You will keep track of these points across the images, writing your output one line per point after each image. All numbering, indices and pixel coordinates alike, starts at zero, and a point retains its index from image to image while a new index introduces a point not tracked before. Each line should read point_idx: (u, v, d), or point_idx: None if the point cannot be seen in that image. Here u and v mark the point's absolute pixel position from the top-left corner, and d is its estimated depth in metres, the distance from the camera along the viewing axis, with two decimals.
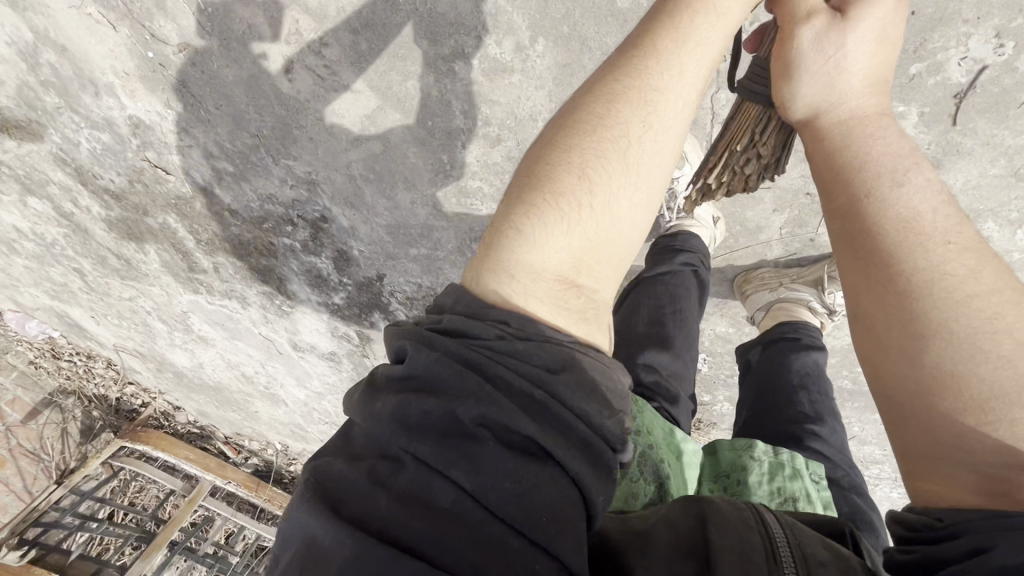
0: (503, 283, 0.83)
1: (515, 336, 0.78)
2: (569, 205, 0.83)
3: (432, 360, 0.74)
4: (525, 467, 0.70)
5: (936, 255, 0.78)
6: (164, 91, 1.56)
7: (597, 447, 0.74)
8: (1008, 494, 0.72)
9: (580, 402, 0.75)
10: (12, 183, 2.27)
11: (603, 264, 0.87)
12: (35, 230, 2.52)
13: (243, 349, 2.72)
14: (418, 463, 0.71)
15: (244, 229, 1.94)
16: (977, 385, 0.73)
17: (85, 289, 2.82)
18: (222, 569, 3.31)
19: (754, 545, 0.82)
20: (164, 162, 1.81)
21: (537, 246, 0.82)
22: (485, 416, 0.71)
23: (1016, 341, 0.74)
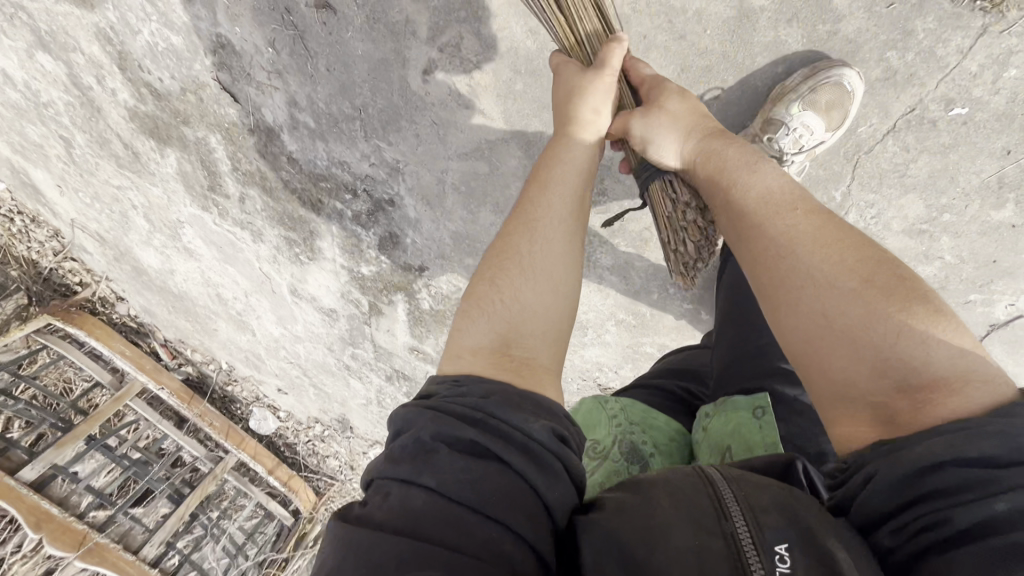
0: (459, 354, 1.01)
1: (460, 386, 0.93)
2: (489, 304, 1.04)
3: (403, 411, 0.89)
4: (477, 464, 0.81)
5: (784, 221, 1.06)
6: (273, 31, 1.47)
7: (540, 453, 0.84)
8: (894, 418, 0.85)
9: (514, 415, 0.86)
10: (24, 32, 2.01)
11: (529, 333, 1.02)
12: (28, 84, 2.24)
13: (231, 274, 2.62)
14: (401, 479, 0.81)
15: (295, 178, 1.88)
16: (846, 320, 0.91)
17: (64, 159, 2.56)
18: (137, 474, 3.26)
19: (700, 506, 0.80)
20: (235, 89, 1.70)
21: (468, 328, 1.03)
22: (439, 434, 0.84)
23: (860, 282, 0.93)
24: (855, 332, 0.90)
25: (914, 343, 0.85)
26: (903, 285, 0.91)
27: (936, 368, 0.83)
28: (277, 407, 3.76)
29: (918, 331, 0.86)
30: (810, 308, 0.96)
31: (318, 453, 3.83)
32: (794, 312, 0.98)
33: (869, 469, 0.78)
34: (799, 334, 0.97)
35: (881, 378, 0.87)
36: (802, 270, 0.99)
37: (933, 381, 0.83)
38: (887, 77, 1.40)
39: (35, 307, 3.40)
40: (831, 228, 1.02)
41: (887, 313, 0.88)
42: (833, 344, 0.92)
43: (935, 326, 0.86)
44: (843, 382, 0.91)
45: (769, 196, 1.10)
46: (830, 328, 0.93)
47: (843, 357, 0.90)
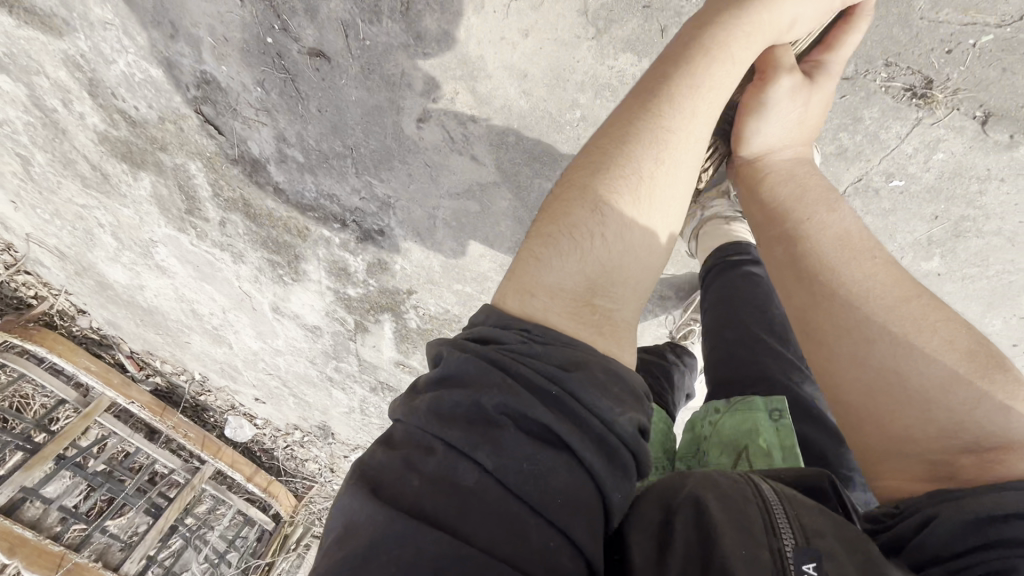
0: (536, 294, 0.94)
1: (534, 339, 0.88)
2: (583, 235, 0.97)
3: (469, 358, 0.84)
4: (544, 453, 0.78)
5: (857, 263, 1.11)
6: (263, 72, 1.49)
7: (609, 443, 0.81)
8: (951, 476, 0.90)
9: (593, 396, 0.82)
10: None
11: (617, 284, 0.98)
12: None
13: (208, 292, 2.60)
14: (450, 444, 0.78)
15: (281, 206, 1.89)
16: (916, 377, 0.97)
17: (21, 176, 2.45)
18: (112, 490, 3.23)
19: (752, 518, 0.83)
20: (219, 122, 1.70)
21: (548, 268, 0.96)
22: (507, 406, 0.79)
23: (941, 338, 0.99)
24: (925, 392, 0.96)
25: (985, 411, 0.92)
26: (989, 370, 0.95)
27: (1008, 433, 0.90)
28: (254, 415, 3.75)
29: (989, 404, 0.92)
30: (872, 362, 1.02)
31: (297, 458, 3.85)
32: (852, 365, 1.04)
33: (932, 510, 0.85)
34: (854, 376, 1.03)
35: (954, 437, 0.92)
36: (868, 317, 1.05)
37: (1008, 444, 0.89)
38: (839, 153, 1.48)
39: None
40: (903, 284, 1.07)
41: (964, 385, 0.94)
42: (900, 398, 0.98)
43: (1005, 398, 0.92)
44: (905, 436, 0.96)
45: (844, 237, 1.15)
46: (894, 384, 0.98)
47: (910, 413, 0.96)
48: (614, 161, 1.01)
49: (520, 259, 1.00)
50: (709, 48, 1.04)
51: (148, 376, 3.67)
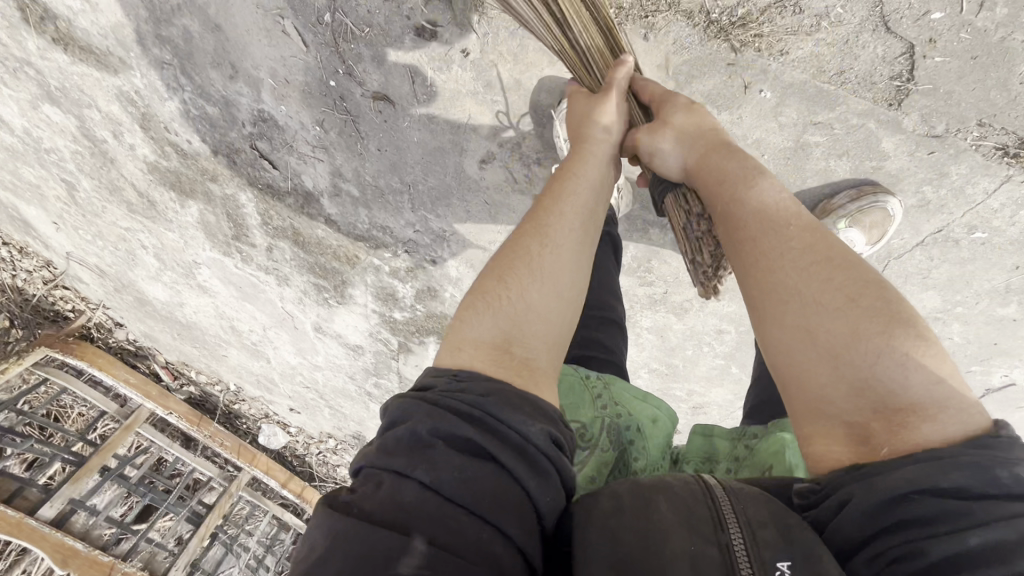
0: (461, 350, 0.89)
1: (462, 381, 0.83)
2: (496, 300, 0.92)
3: (397, 403, 0.82)
4: (472, 463, 0.75)
5: (778, 221, 0.99)
6: (323, 113, 1.49)
7: (534, 454, 0.77)
8: (869, 440, 0.80)
9: (515, 415, 0.79)
10: (29, 85, 1.93)
11: (534, 338, 0.92)
12: (28, 130, 2.16)
13: (250, 311, 2.63)
14: (393, 470, 0.75)
15: (331, 236, 1.91)
16: (825, 335, 0.87)
17: (65, 200, 2.48)
18: (154, 500, 3.30)
19: (697, 513, 0.75)
20: (274, 157, 1.71)
21: (470, 322, 0.91)
22: (442, 432, 0.76)
23: (846, 296, 0.88)
24: (838, 351, 0.85)
25: (896, 367, 0.81)
26: (893, 309, 0.86)
27: (921, 394, 0.79)
28: (288, 423, 3.81)
29: (910, 359, 0.81)
30: (783, 333, 0.91)
31: (329, 464, 3.89)
32: (779, 326, 0.92)
33: (842, 493, 0.75)
34: (779, 339, 0.92)
35: (859, 398, 0.82)
36: (787, 284, 0.93)
37: (909, 406, 0.79)
38: (922, 206, 1.51)
39: (19, 329, 3.31)
40: (816, 241, 0.96)
41: (874, 343, 0.83)
42: (812, 356, 0.87)
43: (920, 353, 0.82)
44: (818, 398, 0.86)
45: (769, 208, 1.01)
46: (806, 346, 0.88)
47: (822, 373, 0.86)
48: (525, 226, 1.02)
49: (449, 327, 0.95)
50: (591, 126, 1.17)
51: (182, 385, 3.70)
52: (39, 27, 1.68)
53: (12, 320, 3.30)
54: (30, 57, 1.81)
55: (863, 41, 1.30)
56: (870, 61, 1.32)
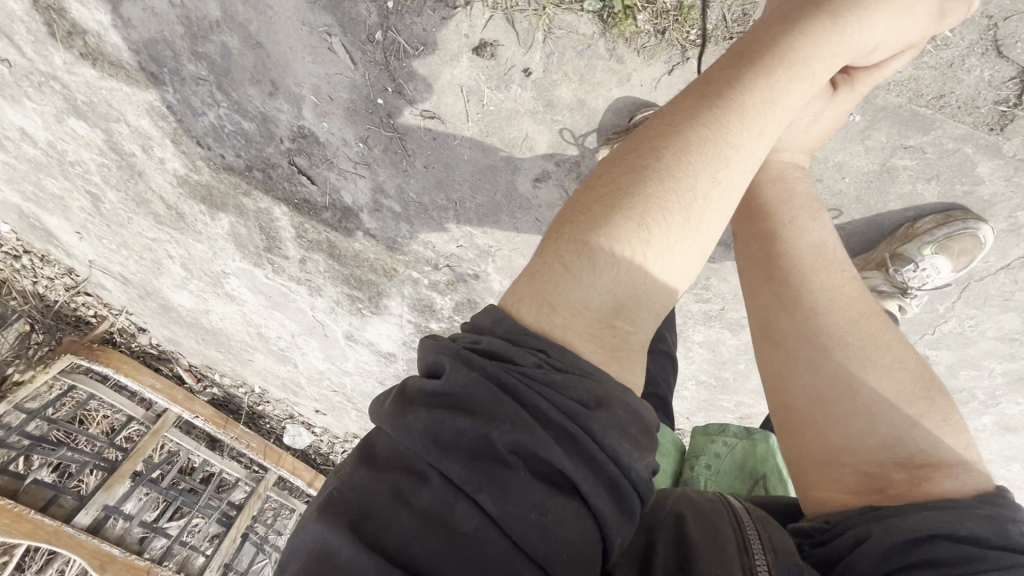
0: (558, 309, 0.80)
1: (551, 365, 0.74)
2: (625, 252, 0.81)
3: (473, 378, 0.70)
4: (550, 498, 0.68)
5: (820, 271, 1.14)
6: (368, 130, 1.44)
7: (623, 490, 0.71)
8: (883, 490, 0.97)
9: (612, 441, 0.71)
10: (55, 99, 1.88)
11: (644, 307, 0.85)
12: (52, 142, 2.11)
13: (279, 318, 2.60)
14: (449, 479, 0.67)
15: (369, 249, 1.87)
16: (868, 389, 1.03)
17: (89, 210, 2.44)
18: (185, 502, 3.33)
19: (726, 537, 0.86)
20: (312, 172, 1.66)
21: (577, 278, 0.81)
22: (526, 447, 0.68)
23: (890, 359, 1.06)
24: (876, 406, 1.03)
25: (916, 429, 1.01)
26: (928, 398, 1.03)
27: (932, 453, 0.98)
28: (313, 423, 3.76)
29: (922, 424, 1.01)
30: (832, 370, 1.05)
31: None
32: (818, 377, 1.06)
33: (863, 531, 0.87)
34: (813, 390, 1.06)
35: (886, 450, 1.00)
36: (830, 330, 1.08)
37: (932, 463, 0.97)
38: (1014, 230, 1.42)
39: (40, 334, 3.25)
40: (867, 309, 1.12)
41: (902, 411, 1.02)
42: (845, 409, 1.03)
43: (934, 420, 1.02)
44: (846, 442, 1.02)
45: (818, 250, 1.15)
46: (848, 393, 1.04)
47: (857, 421, 1.03)
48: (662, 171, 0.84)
49: (542, 265, 0.83)
50: (782, 46, 0.90)
51: (205, 386, 3.66)
52: (66, 42, 1.63)
53: (33, 325, 3.23)
54: (56, 71, 1.75)
55: (970, 64, 1.24)
56: (974, 84, 1.25)
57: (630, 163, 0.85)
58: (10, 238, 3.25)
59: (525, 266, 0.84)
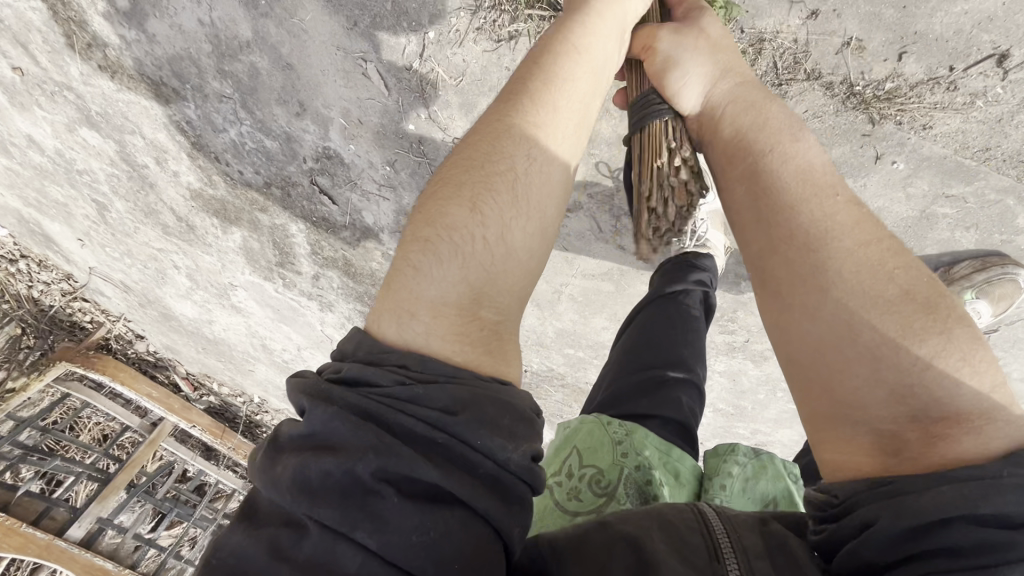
0: (420, 308, 0.75)
1: (416, 381, 0.67)
2: (462, 239, 0.78)
3: (333, 412, 0.63)
4: (433, 517, 0.60)
5: (804, 185, 0.90)
6: (396, 155, 1.43)
7: (507, 485, 0.65)
8: (898, 453, 0.72)
9: (482, 438, 0.64)
10: (67, 108, 1.84)
11: (504, 289, 0.81)
12: (60, 150, 2.07)
13: (285, 331, 2.57)
14: (323, 523, 0.59)
15: (386, 268, 1.85)
16: (873, 330, 0.77)
17: (94, 218, 2.40)
18: (179, 514, 3.26)
19: (694, 547, 0.75)
20: (334, 192, 1.65)
21: (426, 277, 0.77)
22: (390, 465, 0.60)
23: (897, 290, 0.80)
24: (879, 348, 0.76)
25: (931, 374, 0.74)
26: (945, 325, 0.77)
27: (962, 402, 0.72)
28: None
29: (942, 368, 0.74)
30: (829, 311, 0.80)
31: None
32: (808, 319, 0.82)
33: (868, 513, 0.67)
34: (814, 332, 0.81)
35: (899, 406, 0.74)
36: (830, 270, 0.82)
37: (952, 415, 0.71)
38: None
39: (33, 339, 3.21)
40: (874, 236, 0.85)
41: (908, 347, 0.75)
42: (847, 352, 0.78)
43: (950, 356, 0.75)
44: (850, 400, 0.77)
45: (806, 174, 0.90)
46: (845, 335, 0.79)
47: (854, 371, 0.77)
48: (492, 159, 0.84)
49: (393, 273, 0.80)
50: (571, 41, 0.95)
51: (201, 395, 3.59)
52: (85, 54, 1.59)
53: (24, 328, 3.21)
54: (71, 81, 1.72)
55: (1020, 120, 1.20)
56: (1022, 138, 1.22)
57: (465, 155, 0.85)
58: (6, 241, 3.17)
59: (380, 278, 0.81)
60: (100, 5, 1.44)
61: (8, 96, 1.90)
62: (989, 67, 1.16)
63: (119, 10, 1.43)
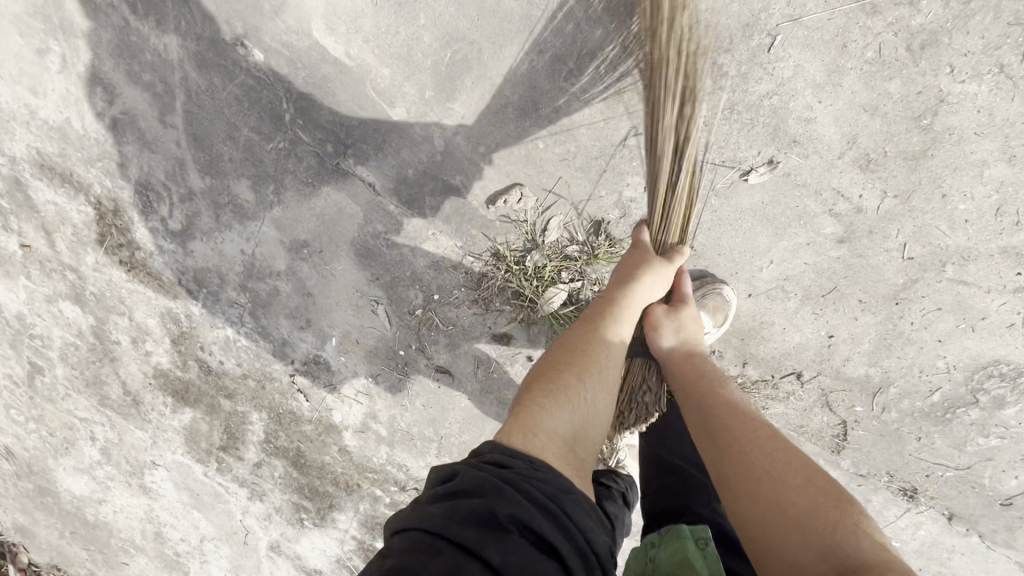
0: (541, 429, 0.87)
1: (538, 469, 0.80)
2: (570, 394, 0.93)
3: (480, 475, 0.76)
4: (544, 559, 0.71)
5: (740, 411, 1.01)
6: (381, 370, 1.72)
7: (591, 559, 0.75)
8: None
9: (584, 517, 0.78)
10: (59, 283, 1.98)
11: (590, 439, 0.94)
12: (22, 314, 2.11)
13: (193, 520, 2.38)
14: (465, 544, 0.69)
15: (339, 462, 1.97)
16: (793, 504, 0.84)
17: (19, 379, 2.31)
18: None
19: None
20: (311, 391, 1.85)
21: (551, 410, 0.90)
22: (523, 521, 0.72)
23: (802, 476, 0.87)
24: (803, 521, 0.81)
25: (847, 536, 0.78)
26: (840, 499, 0.83)
27: (876, 556, 0.75)
28: None
29: (856, 535, 0.78)
30: (756, 498, 0.87)
31: None
32: (746, 498, 0.88)
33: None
34: (755, 511, 0.86)
35: (825, 563, 0.76)
36: (750, 458, 0.92)
37: (867, 565, 0.73)
38: None
39: None
40: (776, 437, 0.96)
41: (824, 517, 0.81)
42: (782, 523, 0.82)
43: (862, 527, 0.80)
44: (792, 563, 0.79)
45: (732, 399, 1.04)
46: (779, 517, 0.83)
47: (790, 537, 0.80)
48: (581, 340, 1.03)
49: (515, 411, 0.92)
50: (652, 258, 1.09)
51: None
52: (111, 250, 1.83)
53: None
54: (80, 266, 1.90)
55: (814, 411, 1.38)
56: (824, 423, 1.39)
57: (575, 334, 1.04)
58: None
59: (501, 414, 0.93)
60: (152, 223, 1.72)
61: None
62: (791, 379, 1.36)
63: (168, 229, 1.72)
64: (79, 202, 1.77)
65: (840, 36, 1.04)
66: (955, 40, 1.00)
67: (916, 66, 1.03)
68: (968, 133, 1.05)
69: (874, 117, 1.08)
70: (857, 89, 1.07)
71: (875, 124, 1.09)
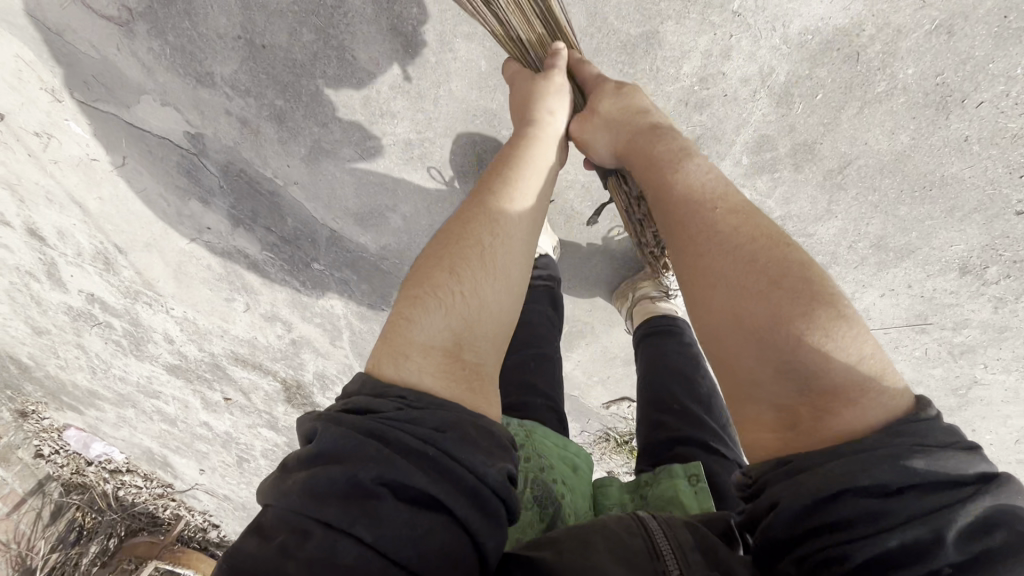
0: (408, 351, 0.75)
1: (412, 407, 0.69)
2: (449, 292, 0.80)
3: (340, 434, 0.65)
4: (422, 515, 0.62)
5: (705, 206, 0.88)
6: None
7: (488, 496, 0.65)
8: (796, 425, 0.71)
9: (471, 454, 0.66)
10: (257, 418, 2.58)
11: (486, 333, 0.81)
12: (230, 432, 2.76)
13: None
14: (326, 523, 0.60)
15: None
16: (762, 309, 0.76)
17: (229, 461, 3.02)
18: None
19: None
20: None
21: (419, 320, 0.77)
22: (386, 474, 0.62)
23: (772, 279, 0.77)
24: (770, 337, 0.74)
25: (817, 350, 0.71)
26: (808, 304, 0.74)
27: (843, 372, 0.70)
28: None
29: (824, 348, 0.71)
30: (722, 308, 0.80)
31: None
32: (707, 313, 0.82)
33: (768, 496, 0.67)
34: (719, 325, 0.80)
35: (788, 381, 0.72)
36: (720, 268, 0.82)
37: (835, 389, 0.70)
38: None
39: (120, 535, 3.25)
40: (750, 226, 0.84)
41: (789, 332, 0.73)
42: (741, 338, 0.77)
43: (832, 333, 0.72)
44: (749, 382, 0.76)
45: (699, 187, 0.90)
46: (750, 333, 0.76)
47: (752, 354, 0.76)
48: (480, 220, 0.87)
49: (387, 324, 0.80)
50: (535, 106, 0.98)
51: None
52: (298, 404, 2.36)
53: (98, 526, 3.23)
54: (273, 411, 2.47)
55: None
56: None
57: (463, 219, 0.88)
58: (96, 459, 3.22)
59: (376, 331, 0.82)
60: (329, 394, 2.23)
61: (206, 405, 2.62)
62: None
63: None
64: (269, 379, 2.28)
65: (894, 343, 1.30)
66: (989, 351, 1.27)
67: (958, 363, 1.30)
68: (996, 400, 1.36)
69: (920, 387, 1.37)
70: (907, 370, 1.35)
71: (922, 391, 1.38)
